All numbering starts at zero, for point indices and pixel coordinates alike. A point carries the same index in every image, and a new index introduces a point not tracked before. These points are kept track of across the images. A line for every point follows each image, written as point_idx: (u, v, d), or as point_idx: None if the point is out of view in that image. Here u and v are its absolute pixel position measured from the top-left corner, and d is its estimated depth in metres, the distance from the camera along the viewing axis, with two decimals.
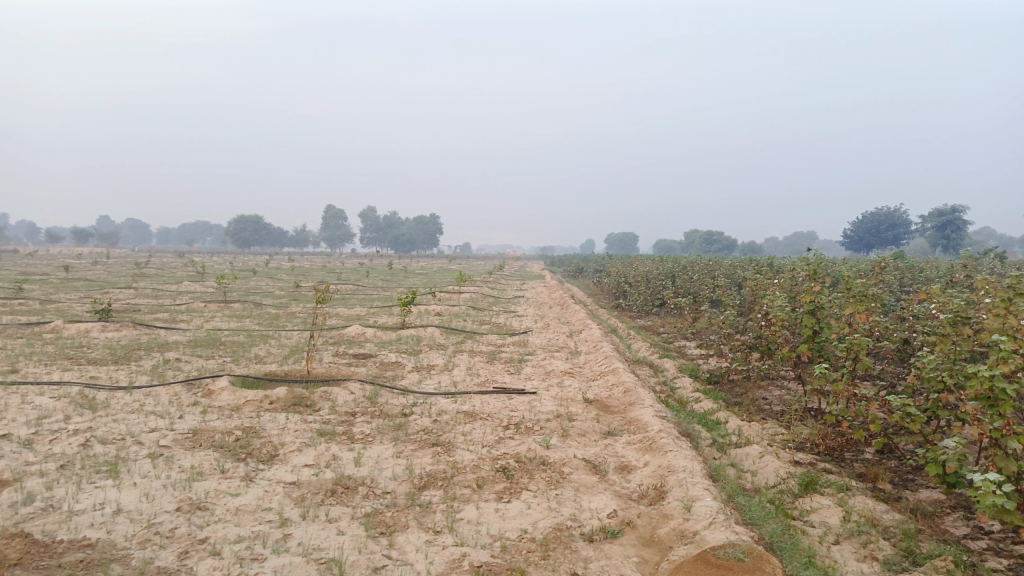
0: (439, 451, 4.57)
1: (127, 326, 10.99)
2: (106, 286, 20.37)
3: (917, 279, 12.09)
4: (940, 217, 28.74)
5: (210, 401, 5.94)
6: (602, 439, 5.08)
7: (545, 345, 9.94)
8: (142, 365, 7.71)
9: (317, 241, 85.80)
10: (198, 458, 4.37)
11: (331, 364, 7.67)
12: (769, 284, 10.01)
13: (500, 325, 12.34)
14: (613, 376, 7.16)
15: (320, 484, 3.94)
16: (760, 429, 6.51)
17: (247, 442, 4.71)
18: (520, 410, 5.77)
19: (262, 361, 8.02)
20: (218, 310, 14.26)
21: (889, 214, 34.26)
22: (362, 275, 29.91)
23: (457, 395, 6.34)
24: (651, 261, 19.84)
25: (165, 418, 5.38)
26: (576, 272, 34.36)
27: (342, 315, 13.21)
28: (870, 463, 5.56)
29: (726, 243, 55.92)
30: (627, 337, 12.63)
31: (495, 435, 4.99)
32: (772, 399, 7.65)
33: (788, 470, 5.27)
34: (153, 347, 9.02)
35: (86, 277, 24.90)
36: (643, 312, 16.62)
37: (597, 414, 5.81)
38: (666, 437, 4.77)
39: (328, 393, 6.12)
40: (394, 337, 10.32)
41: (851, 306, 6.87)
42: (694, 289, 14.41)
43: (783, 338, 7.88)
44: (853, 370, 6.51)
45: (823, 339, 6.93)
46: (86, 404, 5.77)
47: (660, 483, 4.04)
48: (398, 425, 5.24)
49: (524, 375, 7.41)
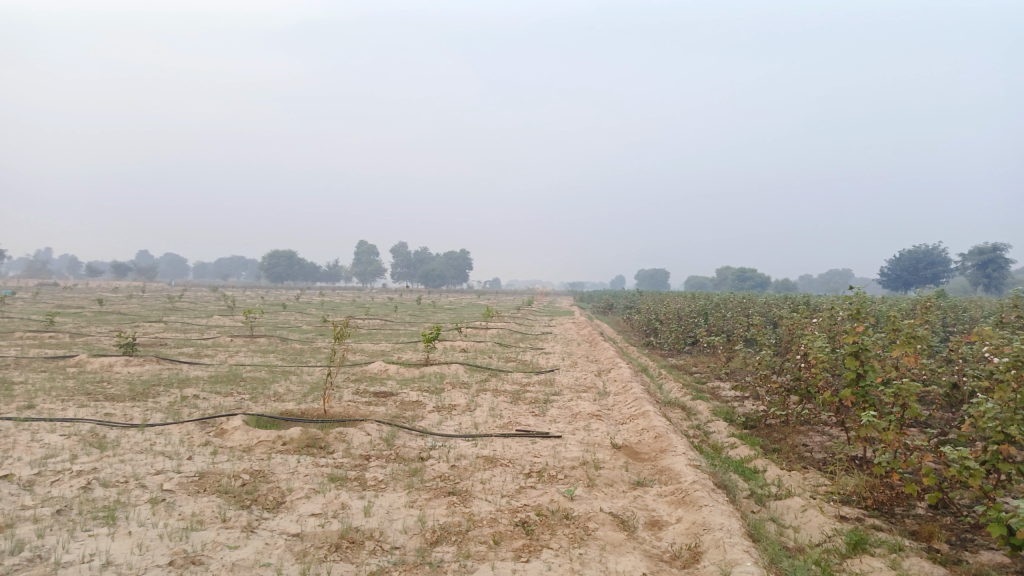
0: (455, 502, 4.27)
1: (151, 361, 10.91)
2: (136, 320, 20.58)
3: (962, 318, 11.55)
4: (981, 255, 27.88)
5: (222, 441, 5.73)
6: (631, 489, 4.74)
7: (573, 385, 9.62)
8: (159, 401, 7.56)
9: (349, 276, 86.69)
10: (199, 505, 4.12)
11: (350, 403, 7.43)
12: (807, 324, 9.59)
13: (526, 362, 12.03)
14: (643, 419, 6.80)
15: (325, 538, 3.66)
16: (801, 479, 6.10)
17: (253, 487, 4.46)
18: (543, 456, 5.45)
19: (281, 398, 7.81)
20: (244, 345, 14.19)
21: (928, 251, 33.37)
22: (391, 309, 29.96)
23: (478, 438, 6.05)
24: (682, 298, 19.44)
25: (173, 459, 5.17)
26: (606, 308, 33.98)
27: (367, 351, 13.02)
28: (923, 520, 5.12)
29: (759, 280, 55.06)
30: (658, 376, 12.22)
31: (516, 484, 4.68)
32: (813, 446, 7.22)
33: (834, 527, 4.87)
34: (173, 383, 8.89)
35: (120, 310, 25.37)
36: (675, 350, 16.17)
37: (625, 461, 5.47)
38: (700, 489, 4.41)
39: (343, 434, 5.87)
40: (418, 374, 10.07)
41: (898, 347, 6.47)
42: (727, 327, 13.98)
43: (824, 381, 7.48)
44: (901, 417, 6.09)
45: (868, 383, 6.53)
46: (95, 442, 5.60)
47: (694, 543, 3.69)
48: (414, 471, 4.95)
49: (549, 417, 7.09)
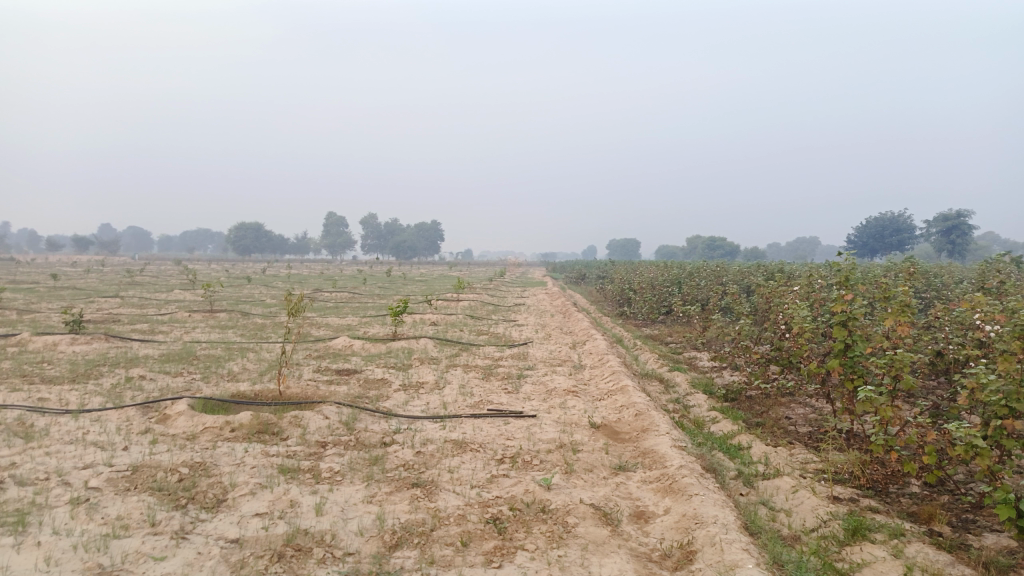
0: (418, 495, 3.82)
1: (100, 339, 10.27)
2: (91, 295, 19.76)
3: (937, 283, 11.35)
4: (945, 222, 27.98)
5: (163, 429, 5.20)
6: (613, 476, 4.33)
7: (547, 358, 9.22)
8: (100, 384, 6.97)
9: (318, 248, 85.33)
10: (127, 506, 3.62)
11: (309, 383, 6.93)
12: (786, 292, 9.24)
13: (498, 335, 11.60)
14: (622, 395, 6.41)
15: (267, 545, 3.19)
16: (788, 456, 5.77)
17: (191, 483, 3.96)
18: (517, 439, 5.03)
19: (235, 378, 7.28)
20: (203, 320, 13.54)
21: (894, 218, 33.47)
22: (359, 282, 29.37)
23: (446, 420, 5.60)
24: (655, 267, 19.14)
25: (105, 451, 4.64)
26: (578, 279, 33.75)
27: (332, 325, 12.47)
28: (919, 499, 4.81)
29: (729, 248, 55.15)
30: (634, 348, 11.86)
31: (486, 473, 4.24)
32: (797, 420, 6.92)
33: (829, 511, 4.55)
34: (120, 362, 8.28)
35: (75, 284, 24.45)
36: (649, 320, 15.88)
37: (605, 443, 5.08)
38: (689, 476, 4.02)
39: (299, 419, 5.37)
40: (384, 349, 9.58)
41: (889, 317, 6.11)
42: (702, 296, 13.71)
43: (809, 351, 7.12)
44: (892, 390, 5.77)
45: (857, 354, 6.18)
46: (20, 431, 5.04)
47: (686, 540, 3.31)
48: (374, 459, 4.50)
49: (522, 394, 6.67)
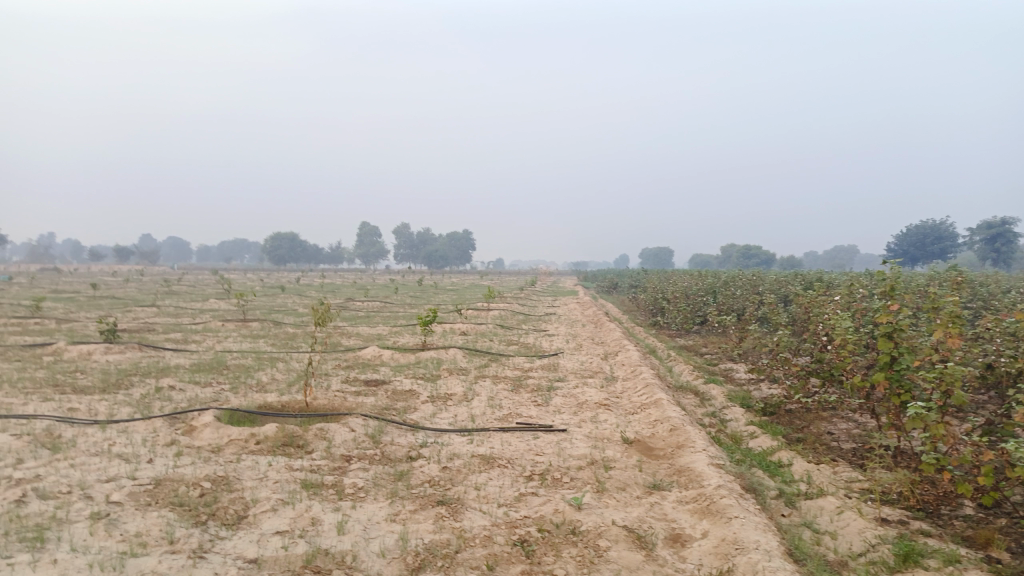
0: (443, 514, 3.68)
1: (134, 348, 10.35)
2: (128, 305, 20.06)
3: (985, 293, 10.91)
4: (990, 229, 27.13)
5: (189, 441, 5.15)
6: (647, 495, 4.14)
7: (578, 369, 9.04)
8: (130, 394, 6.98)
9: (351, 258, 86.13)
10: (146, 523, 3.54)
11: (336, 394, 6.85)
12: (826, 301, 8.92)
13: (529, 346, 11.45)
14: (655, 409, 6.21)
15: (286, 566, 3.07)
16: (832, 474, 5.51)
17: (212, 499, 3.87)
18: (546, 455, 4.86)
19: (264, 389, 7.24)
20: (235, 329, 13.62)
21: (935, 226, 32.60)
22: (390, 291, 29.48)
23: (474, 433, 5.46)
24: (689, 276, 18.82)
25: (129, 463, 4.58)
26: (610, 288, 33.49)
27: (362, 335, 12.43)
28: (975, 523, 4.53)
29: (764, 257, 54.33)
30: (668, 359, 11.60)
31: (515, 490, 4.09)
32: (839, 436, 6.63)
33: (877, 535, 4.29)
34: (151, 372, 8.31)
35: (113, 294, 24.92)
36: (683, 330, 15.59)
37: (638, 459, 4.88)
38: (728, 496, 3.81)
39: (324, 431, 5.28)
40: (414, 359, 9.49)
41: (939, 328, 5.80)
42: (738, 305, 13.41)
43: (852, 364, 6.82)
44: (943, 406, 5.46)
45: (903, 367, 5.88)
46: (48, 442, 5.02)
47: (726, 567, 3.11)
48: (400, 474, 4.37)
49: (552, 407, 6.51)
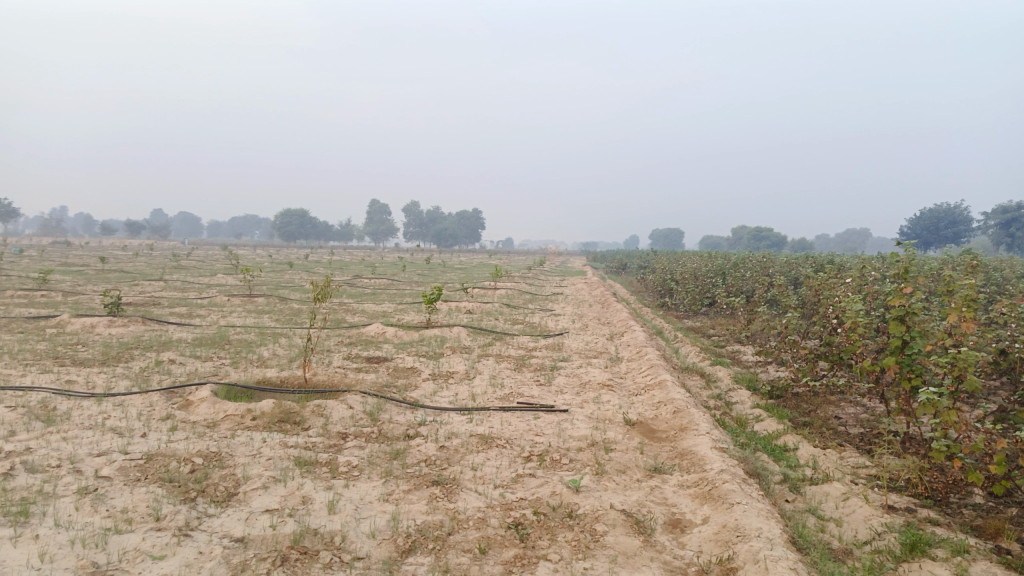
0: (437, 495, 3.58)
1: (137, 322, 10.30)
2: (137, 279, 20.07)
3: (1000, 277, 10.68)
4: (1005, 214, 26.72)
5: (185, 416, 5.08)
6: (647, 478, 4.03)
7: (583, 349, 8.93)
8: (130, 367, 6.92)
9: (361, 235, 86.11)
10: (133, 499, 3.47)
11: (337, 371, 6.77)
12: (838, 284, 8.73)
13: (534, 325, 11.33)
14: (659, 391, 6.09)
15: (273, 546, 2.99)
16: (838, 460, 5.39)
17: (203, 475, 3.80)
18: (546, 435, 4.76)
19: (264, 364, 7.17)
20: (241, 305, 13.57)
21: (949, 210, 32.18)
22: (398, 269, 29.40)
23: (474, 412, 5.36)
24: (698, 257, 18.64)
25: (122, 437, 4.52)
26: (619, 268, 33.31)
27: (368, 311, 12.37)
28: (985, 512, 4.40)
29: (775, 239, 53.91)
30: (675, 340, 11.47)
31: (512, 472, 3.99)
32: (847, 420, 6.50)
33: (884, 524, 4.18)
34: (153, 346, 8.25)
35: (121, 268, 24.93)
36: (691, 312, 15.44)
37: (640, 442, 4.77)
38: (730, 481, 3.70)
39: (322, 407, 5.19)
40: (417, 337, 9.40)
41: (953, 311, 5.62)
42: (747, 287, 13.24)
43: (862, 347, 6.67)
44: (955, 392, 5.31)
45: (915, 352, 5.71)
46: (42, 415, 4.96)
47: (726, 556, 3.00)
48: (396, 453, 4.28)
49: (555, 387, 6.40)
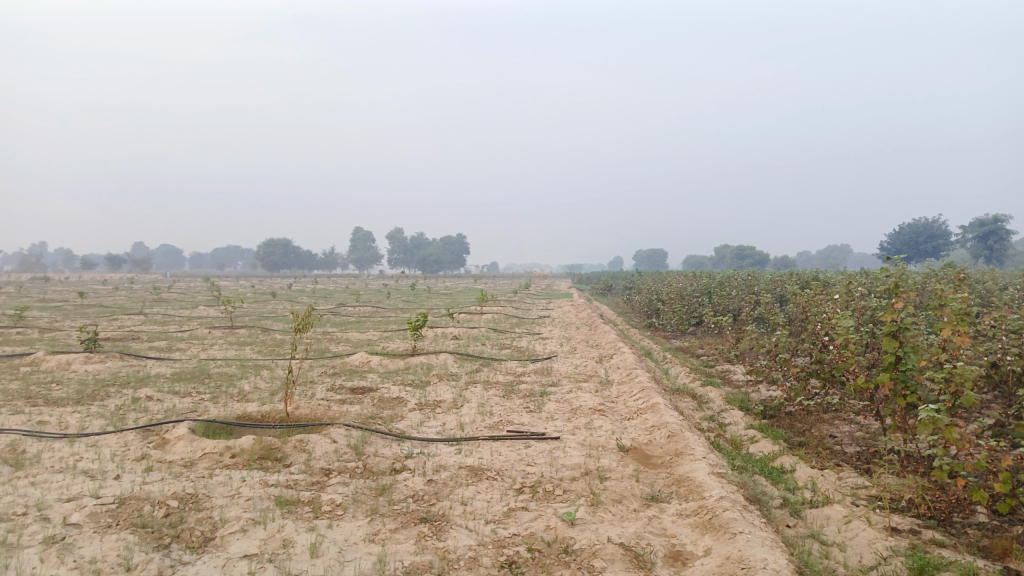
0: (425, 533, 3.41)
1: (115, 357, 10.05)
2: (116, 313, 19.72)
3: (985, 289, 10.69)
4: (982, 227, 27.03)
5: (161, 455, 4.87)
6: (644, 508, 3.88)
7: (572, 373, 8.79)
8: (105, 405, 6.69)
9: (345, 263, 85.81)
10: (103, 547, 3.27)
11: (320, 403, 6.57)
12: (825, 300, 8.67)
13: (522, 350, 11.18)
14: (652, 415, 5.95)
15: None
16: (837, 481, 5.27)
17: (178, 519, 3.60)
18: (538, 465, 4.60)
19: (245, 398, 6.96)
20: (222, 337, 13.32)
21: (928, 224, 32.55)
22: (382, 297, 29.19)
23: (462, 443, 5.20)
24: (684, 276, 18.61)
25: (94, 480, 4.31)
26: (604, 290, 33.32)
27: (352, 340, 12.16)
28: (990, 531, 4.28)
29: (758, 258, 54.28)
30: (664, 361, 11.37)
31: (503, 505, 3.83)
32: (843, 439, 6.38)
33: (889, 547, 4.05)
34: (130, 382, 8.01)
35: (100, 302, 24.54)
36: (679, 332, 15.36)
37: (635, 469, 4.62)
38: (731, 509, 3.56)
39: (304, 442, 5.01)
40: (403, 365, 9.21)
41: (946, 325, 5.53)
42: (734, 306, 13.20)
43: (855, 364, 6.56)
44: (952, 407, 5.21)
45: (910, 368, 5.61)
46: (10, 459, 4.73)
47: None
48: (382, 489, 4.11)
49: (545, 414, 6.25)
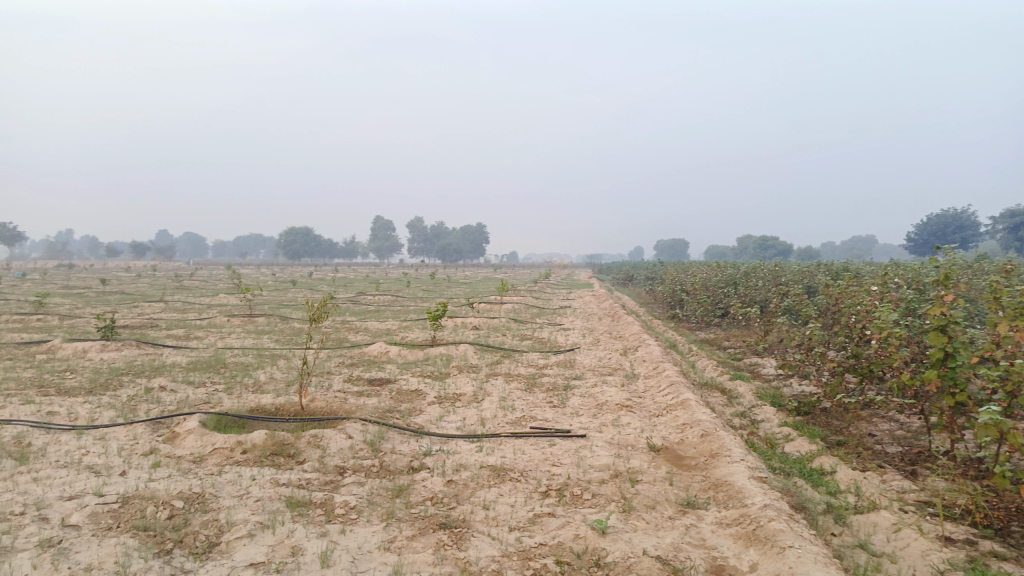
0: (444, 542, 3.16)
1: (132, 345, 9.92)
2: (137, 300, 19.73)
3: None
4: (1014, 218, 26.19)
5: (170, 450, 4.67)
6: (680, 516, 3.60)
7: (597, 366, 8.51)
8: (117, 395, 6.53)
9: (365, 252, 86.03)
10: (100, 553, 3.05)
11: (337, 396, 6.35)
12: (862, 291, 8.23)
13: (544, 341, 10.90)
14: (683, 412, 5.64)
15: None
16: (881, 484, 4.94)
17: (182, 522, 3.38)
18: (565, 466, 4.34)
19: (260, 389, 6.76)
20: (241, 325, 13.19)
21: (957, 214, 31.71)
22: (402, 285, 29.12)
23: (484, 440, 4.94)
24: (709, 266, 18.19)
25: (98, 477, 4.11)
26: (625, 279, 32.93)
27: (371, 330, 11.96)
28: None
29: (780, 249, 53.49)
30: (690, 353, 11.04)
31: (529, 510, 3.57)
32: (883, 439, 6.02)
33: (946, 560, 3.73)
34: (145, 371, 7.86)
35: (123, 290, 24.67)
36: (704, 323, 15.00)
37: (668, 471, 4.33)
38: (777, 520, 3.27)
39: (319, 438, 4.78)
40: (422, 356, 8.97)
41: (1001, 320, 5.10)
42: (761, 297, 12.81)
43: (898, 360, 6.15)
44: (1008, 407, 4.81)
45: (960, 364, 5.20)
46: (15, 452, 4.55)
47: None
48: (399, 490, 3.87)
49: (570, 409, 5.97)
